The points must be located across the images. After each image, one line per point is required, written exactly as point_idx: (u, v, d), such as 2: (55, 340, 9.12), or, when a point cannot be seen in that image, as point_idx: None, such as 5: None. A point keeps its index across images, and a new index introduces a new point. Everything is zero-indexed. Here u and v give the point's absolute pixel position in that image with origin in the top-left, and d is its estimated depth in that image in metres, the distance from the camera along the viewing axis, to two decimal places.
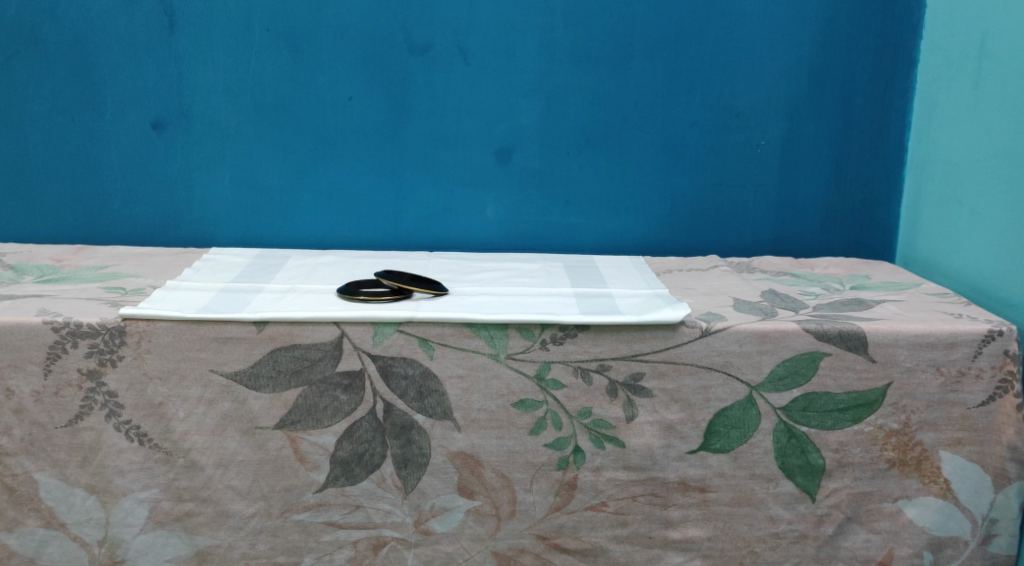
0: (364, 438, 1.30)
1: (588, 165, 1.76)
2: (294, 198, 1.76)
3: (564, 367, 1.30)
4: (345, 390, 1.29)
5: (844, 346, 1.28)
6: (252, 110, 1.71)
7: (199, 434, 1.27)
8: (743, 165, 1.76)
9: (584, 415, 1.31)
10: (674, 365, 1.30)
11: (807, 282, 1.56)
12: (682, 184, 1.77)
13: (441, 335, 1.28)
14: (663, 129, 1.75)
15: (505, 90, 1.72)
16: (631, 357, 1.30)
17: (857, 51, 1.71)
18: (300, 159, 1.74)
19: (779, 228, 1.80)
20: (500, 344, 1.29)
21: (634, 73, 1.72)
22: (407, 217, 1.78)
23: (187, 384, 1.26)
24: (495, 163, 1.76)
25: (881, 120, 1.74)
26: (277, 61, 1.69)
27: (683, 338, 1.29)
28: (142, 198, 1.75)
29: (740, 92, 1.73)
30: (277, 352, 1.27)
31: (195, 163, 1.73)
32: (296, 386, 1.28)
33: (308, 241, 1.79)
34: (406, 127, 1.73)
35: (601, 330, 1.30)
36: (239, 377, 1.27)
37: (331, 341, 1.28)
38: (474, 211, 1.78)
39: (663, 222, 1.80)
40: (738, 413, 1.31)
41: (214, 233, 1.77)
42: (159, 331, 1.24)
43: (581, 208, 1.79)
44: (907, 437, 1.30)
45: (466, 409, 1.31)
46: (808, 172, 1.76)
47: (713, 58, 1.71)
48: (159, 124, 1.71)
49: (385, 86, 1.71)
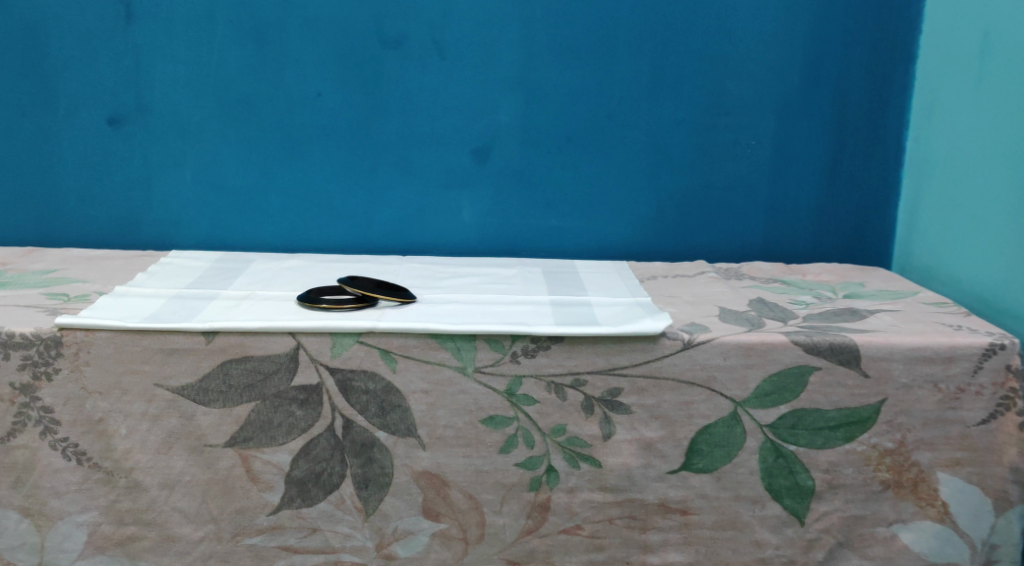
0: (322, 457, 1.22)
1: (570, 165, 1.68)
2: (260, 199, 1.67)
3: (536, 382, 1.22)
4: (301, 405, 1.20)
5: (835, 360, 1.20)
6: (216, 105, 1.63)
7: (143, 452, 1.18)
8: (732, 167, 1.68)
9: (558, 433, 1.23)
10: (654, 380, 1.21)
11: (797, 289, 1.48)
12: (668, 186, 1.69)
13: (405, 347, 1.20)
14: (648, 128, 1.66)
15: (483, 86, 1.64)
16: (609, 371, 1.22)
17: (852, 47, 1.62)
18: (267, 157, 1.65)
19: (769, 232, 1.71)
20: (468, 356, 1.20)
21: (618, 69, 1.64)
22: (379, 219, 1.70)
23: (130, 399, 1.17)
24: (471, 162, 1.67)
25: (877, 119, 1.66)
26: (241, 54, 1.60)
27: (664, 350, 1.21)
28: (98, 198, 1.66)
29: (730, 89, 1.65)
30: (227, 364, 1.18)
31: (154, 161, 1.65)
32: (248, 401, 1.19)
33: (274, 244, 1.70)
34: (379, 125, 1.65)
35: (576, 342, 1.21)
36: (187, 392, 1.18)
37: (287, 353, 1.19)
38: (449, 213, 1.70)
39: (648, 226, 1.71)
40: (722, 431, 1.22)
41: (175, 235, 1.69)
42: (99, 342, 1.16)
43: (562, 210, 1.70)
44: (902, 458, 1.22)
45: (431, 426, 1.22)
46: (800, 175, 1.68)
47: (701, 53, 1.63)
48: (115, 119, 1.63)
49: (356, 80, 1.62)
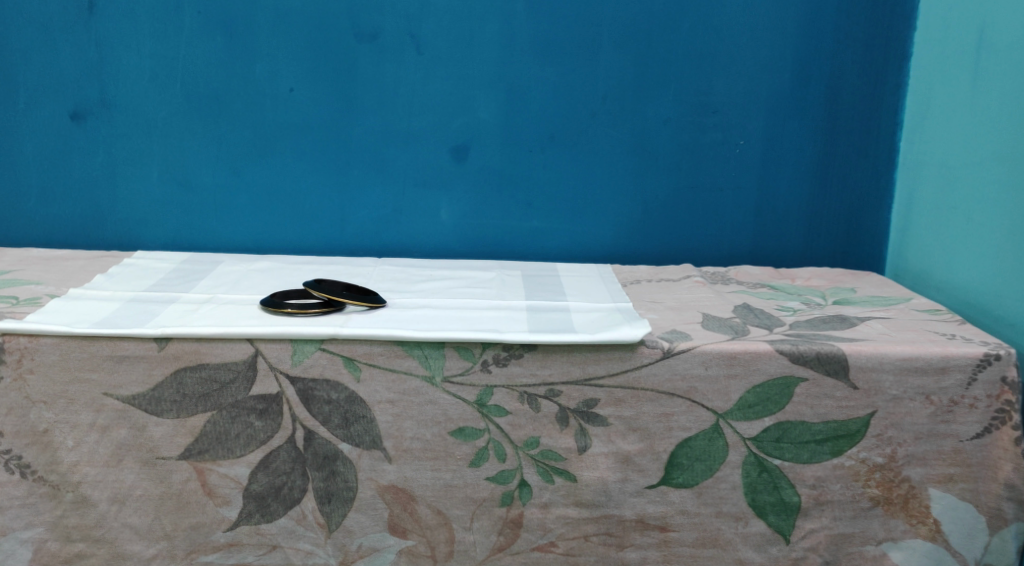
0: (283, 470, 1.15)
1: (552, 165, 1.62)
2: (230, 198, 1.61)
3: (507, 393, 1.16)
4: (260, 416, 1.14)
5: (822, 371, 1.14)
6: (183, 101, 1.56)
7: (91, 465, 1.13)
8: (720, 167, 1.62)
9: (531, 446, 1.17)
10: (632, 391, 1.15)
11: (786, 295, 1.42)
12: (653, 187, 1.63)
13: (369, 355, 1.14)
14: (633, 126, 1.60)
15: (461, 82, 1.58)
16: (585, 381, 1.16)
17: (844, 44, 1.57)
18: (237, 155, 1.59)
19: (758, 235, 1.65)
20: (435, 365, 1.14)
21: (602, 64, 1.58)
22: (354, 220, 1.63)
23: (77, 409, 1.12)
24: (450, 161, 1.61)
25: (871, 118, 1.60)
26: (210, 47, 1.54)
27: (642, 359, 1.15)
28: (61, 196, 1.60)
29: (718, 86, 1.59)
30: (181, 373, 1.12)
31: (118, 158, 1.58)
32: (203, 411, 1.13)
33: (245, 245, 1.64)
34: (353, 123, 1.59)
35: (550, 350, 1.15)
36: (138, 401, 1.12)
37: (244, 361, 1.13)
38: (427, 213, 1.63)
39: (633, 228, 1.65)
40: (703, 444, 1.16)
41: (141, 235, 1.62)
42: (43, 349, 1.11)
43: (544, 211, 1.64)
44: (892, 473, 1.16)
45: (398, 438, 1.16)
46: (790, 176, 1.62)
47: (688, 50, 1.57)
48: (78, 114, 1.56)
49: (330, 76, 1.56)
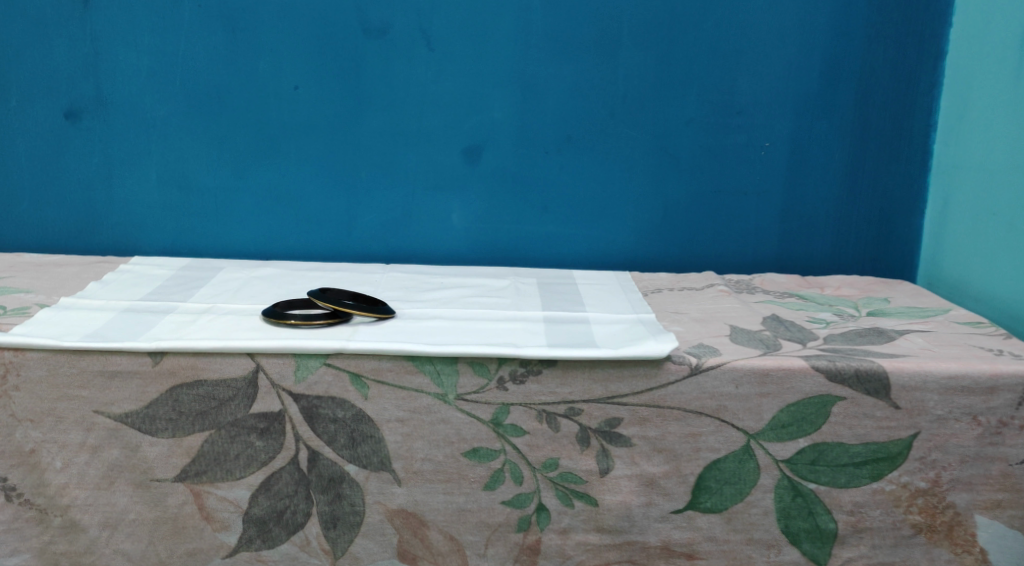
0: (285, 493, 1.08)
1: (569, 167, 1.55)
2: (231, 200, 1.54)
3: (525, 411, 1.08)
4: (261, 435, 1.07)
5: (862, 390, 1.06)
6: (184, 99, 1.49)
7: (81, 488, 1.06)
8: (744, 169, 1.55)
9: (549, 468, 1.10)
10: (657, 410, 1.08)
11: (816, 305, 1.34)
12: (674, 190, 1.56)
13: (377, 371, 1.06)
14: (654, 126, 1.53)
15: (474, 80, 1.50)
16: (607, 399, 1.08)
17: (877, 41, 1.49)
18: (239, 156, 1.52)
19: (784, 241, 1.58)
20: (448, 382, 1.07)
21: (621, 62, 1.50)
22: (362, 224, 1.56)
23: (66, 428, 1.05)
24: (462, 163, 1.54)
25: (903, 119, 1.52)
26: (211, 43, 1.47)
27: (668, 376, 1.08)
28: (56, 199, 1.54)
29: (742, 85, 1.51)
30: (177, 390, 1.05)
31: (115, 159, 1.52)
32: (201, 430, 1.06)
33: (248, 251, 1.57)
34: (360, 123, 1.51)
35: (570, 367, 1.08)
36: (131, 420, 1.06)
37: (244, 377, 1.06)
38: (438, 217, 1.56)
39: (653, 234, 1.58)
40: (733, 466, 1.09)
41: (139, 239, 1.56)
42: (30, 363, 1.04)
43: (560, 216, 1.57)
44: (936, 499, 1.08)
45: (408, 459, 1.09)
46: (818, 179, 1.55)
47: (711, 47, 1.50)
48: (73, 113, 1.49)
49: (337, 73, 1.49)
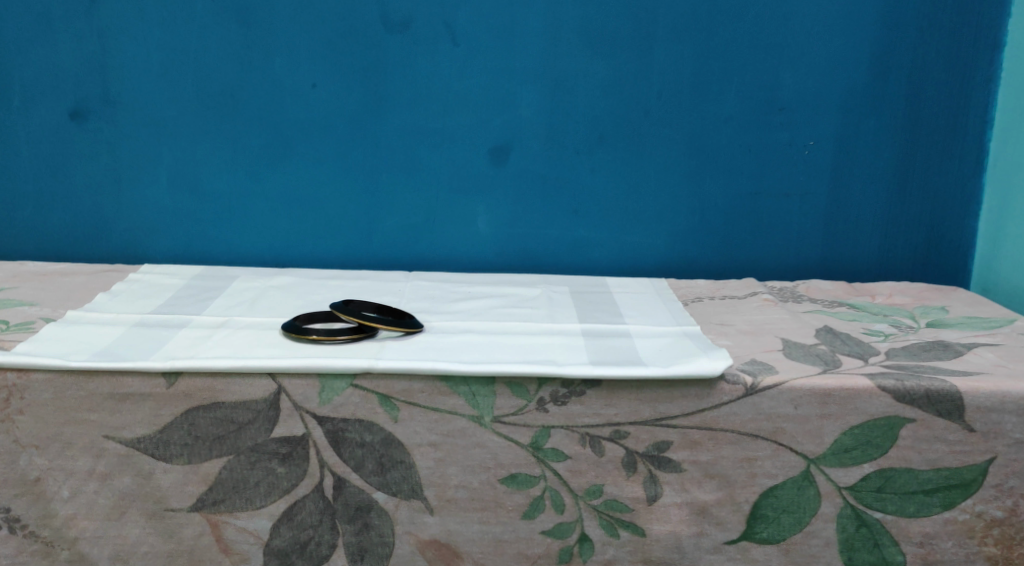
0: (309, 523, 1.01)
1: (600, 169, 1.47)
2: (245, 205, 1.46)
3: (567, 435, 1.01)
4: (283, 461, 0.99)
5: (933, 412, 0.98)
6: (195, 98, 1.41)
7: (90, 519, 0.99)
8: (787, 170, 1.47)
9: (593, 495, 1.02)
10: (709, 433, 1.00)
11: (869, 315, 1.26)
12: (712, 192, 1.48)
13: (409, 392, 0.99)
14: (692, 125, 1.45)
15: (501, 77, 1.42)
16: (655, 422, 1.00)
17: (929, 34, 1.41)
18: (254, 158, 1.44)
19: (829, 245, 1.50)
20: (485, 404, 1.00)
21: (657, 57, 1.42)
22: (383, 229, 1.48)
23: (73, 455, 0.98)
24: (488, 164, 1.46)
25: (957, 116, 1.44)
26: (224, 38, 1.39)
27: (722, 397, 1.00)
28: (61, 204, 1.46)
29: (785, 81, 1.43)
30: (193, 413, 0.98)
31: (123, 162, 1.44)
32: (218, 456, 0.99)
33: (263, 258, 1.49)
34: (382, 122, 1.43)
35: (616, 387, 1.00)
36: (143, 445, 0.98)
37: (265, 399, 0.98)
38: (463, 222, 1.48)
39: (689, 238, 1.50)
40: (792, 493, 1.01)
41: (149, 246, 1.48)
42: (35, 386, 0.96)
43: (591, 220, 1.49)
44: (1014, 529, 1.00)
45: (441, 486, 1.01)
46: (865, 180, 1.47)
47: (752, 41, 1.42)
48: (79, 114, 1.42)
49: (356, 70, 1.41)
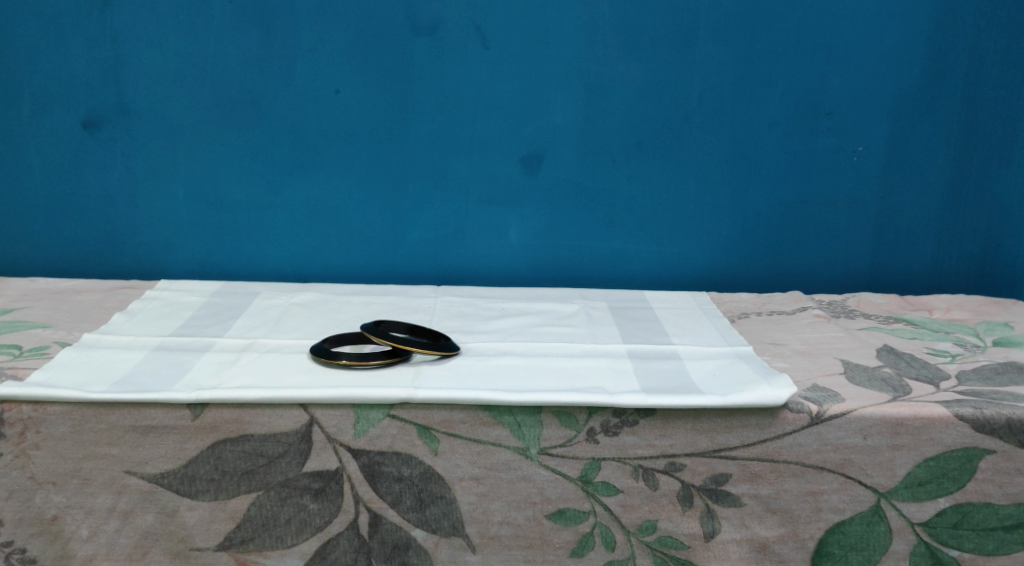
0: (343, 562, 0.94)
1: (638, 177, 1.40)
2: (266, 217, 1.39)
3: (618, 467, 0.94)
4: (315, 497, 0.93)
5: (1014, 442, 0.92)
6: (214, 106, 1.34)
7: (110, 560, 0.93)
8: (834, 176, 1.40)
9: (646, 531, 0.95)
10: (771, 465, 0.93)
11: (930, 333, 1.19)
12: (755, 201, 1.41)
13: (449, 422, 0.93)
14: (734, 130, 1.38)
15: (534, 82, 1.36)
16: (713, 453, 0.93)
17: (984, 34, 1.34)
18: (275, 168, 1.37)
19: (878, 255, 1.43)
20: (530, 435, 0.93)
21: (698, 59, 1.35)
22: (410, 241, 1.42)
23: (93, 491, 0.92)
24: (520, 173, 1.39)
25: (1014, 119, 1.37)
26: (243, 43, 1.32)
27: (785, 426, 0.92)
28: (73, 217, 1.38)
29: (833, 84, 1.36)
30: (220, 446, 0.92)
31: (139, 172, 1.36)
32: (247, 492, 0.92)
33: (284, 272, 1.42)
34: (409, 129, 1.37)
35: (671, 416, 0.93)
36: (167, 481, 0.92)
37: (297, 431, 0.92)
38: (494, 233, 1.42)
39: (731, 249, 1.43)
40: (861, 530, 0.94)
41: (165, 261, 1.41)
42: (52, 419, 0.90)
43: (628, 230, 1.42)
44: None
45: (484, 523, 0.95)
46: (915, 188, 1.40)
47: (799, 41, 1.34)
48: (92, 122, 1.34)
49: (383, 75, 1.34)
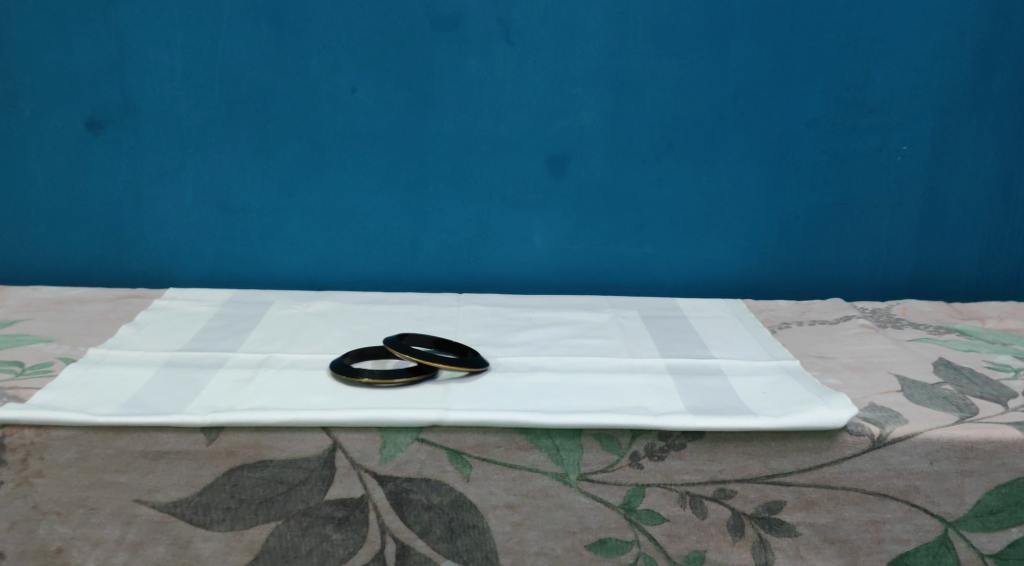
0: None
1: (669, 178, 1.33)
2: (279, 222, 1.32)
3: (663, 494, 0.87)
4: (338, 526, 0.87)
5: None
6: (223, 106, 1.27)
7: None
8: (876, 178, 1.33)
9: (693, 562, 0.88)
10: (829, 492, 0.86)
11: (985, 344, 1.13)
12: (793, 203, 1.34)
13: (483, 447, 0.86)
14: (772, 129, 1.31)
15: (561, 79, 1.28)
16: (766, 478, 0.87)
17: None
18: (288, 171, 1.30)
19: (922, 259, 1.37)
20: (570, 460, 0.87)
21: (735, 55, 1.28)
22: (429, 247, 1.34)
23: (101, 522, 0.86)
24: (546, 175, 1.32)
25: None
26: (254, 39, 1.24)
27: (844, 450, 0.86)
28: (75, 223, 1.31)
29: (876, 80, 1.29)
30: (237, 472, 0.86)
31: (144, 176, 1.29)
32: (265, 521, 0.86)
33: (297, 279, 1.35)
34: (428, 129, 1.29)
35: (720, 439, 0.86)
36: (180, 510, 0.86)
37: (319, 456, 0.86)
38: (518, 238, 1.35)
39: (767, 253, 1.36)
40: (926, 561, 0.88)
41: (173, 268, 1.34)
42: (56, 445, 0.84)
43: (659, 235, 1.35)
44: None
45: (519, 553, 0.88)
46: (961, 188, 1.34)
47: (840, 35, 1.27)
48: (95, 123, 1.27)
49: (401, 73, 1.27)
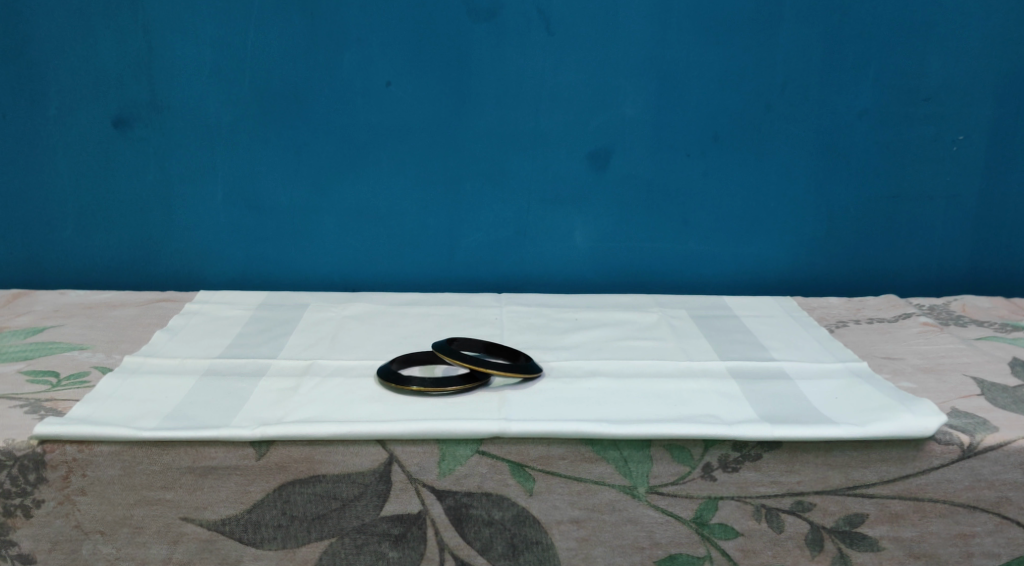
0: None
1: (715, 172, 1.27)
2: (311, 221, 1.27)
3: (738, 507, 0.83)
4: (395, 543, 0.82)
5: None
6: (253, 101, 1.22)
7: None
8: (931, 169, 1.28)
9: None
10: (915, 504, 0.82)
11: None
12: (845, 197, 1.29)
13: (547, 459, 0.82)
14: (824, 120, 1.25)
15: (604, 70, 1.23)
16: (848, 490, 0.82)
17: None
18: (319, 168, 1.25)
19: (978, 253, 1.32)
20: (639, 472, 0.82)
21: (786, 43, 1.22)
22: (466, 245, 1.30)
23: (145, 541, 0.81)
24: (588, 171, 1.27)
25: None
26: (284, 32, 1.19)
27: (932, 460, 0.81)
28: (102, 224, 1.27)
29: (933, 68, 1.23)
30: (287, 488, 0.81)
31: (173, 174, 1.24)
32: (318, 539, 0.82)
33: (330, 280, 1.31)
34: (466, 124, 1.24)
35: (800, 449, 0.82)
36: (229, 528, 0.82)
37: (374, 471, 0.81)
38: (558, 236, 1.30)
39: (818, 248, 1.31)
40: None
41: (204, 270, 1.29)
42: (99, 460, 0.80)
43: (705, 231, 1.30)
44: None
45: None
46: (1019, 179, 1.29)
47: (896, 21, 1.22)
48: (121, 121, 1.22)
49: (437, 66, 1.22)
